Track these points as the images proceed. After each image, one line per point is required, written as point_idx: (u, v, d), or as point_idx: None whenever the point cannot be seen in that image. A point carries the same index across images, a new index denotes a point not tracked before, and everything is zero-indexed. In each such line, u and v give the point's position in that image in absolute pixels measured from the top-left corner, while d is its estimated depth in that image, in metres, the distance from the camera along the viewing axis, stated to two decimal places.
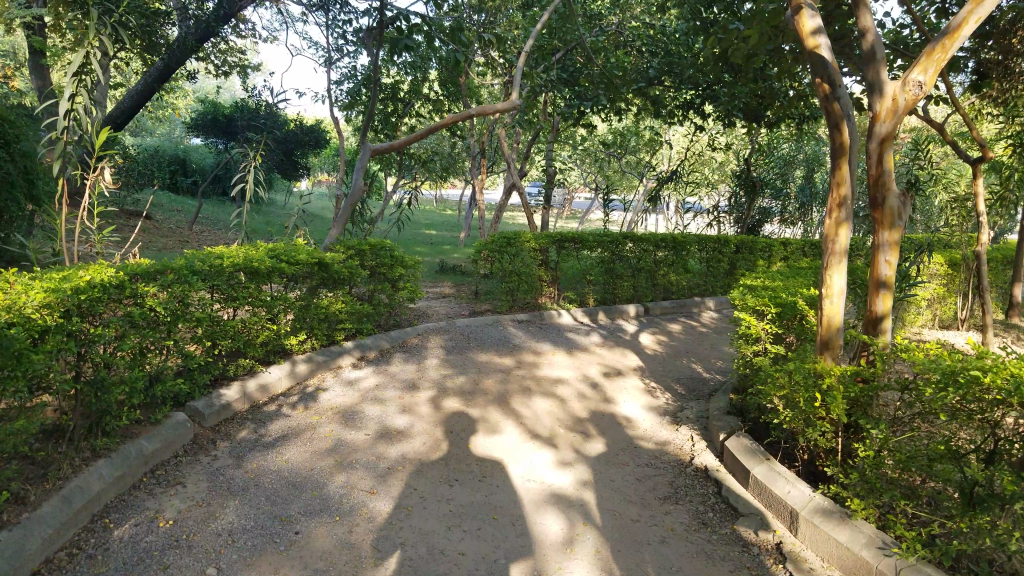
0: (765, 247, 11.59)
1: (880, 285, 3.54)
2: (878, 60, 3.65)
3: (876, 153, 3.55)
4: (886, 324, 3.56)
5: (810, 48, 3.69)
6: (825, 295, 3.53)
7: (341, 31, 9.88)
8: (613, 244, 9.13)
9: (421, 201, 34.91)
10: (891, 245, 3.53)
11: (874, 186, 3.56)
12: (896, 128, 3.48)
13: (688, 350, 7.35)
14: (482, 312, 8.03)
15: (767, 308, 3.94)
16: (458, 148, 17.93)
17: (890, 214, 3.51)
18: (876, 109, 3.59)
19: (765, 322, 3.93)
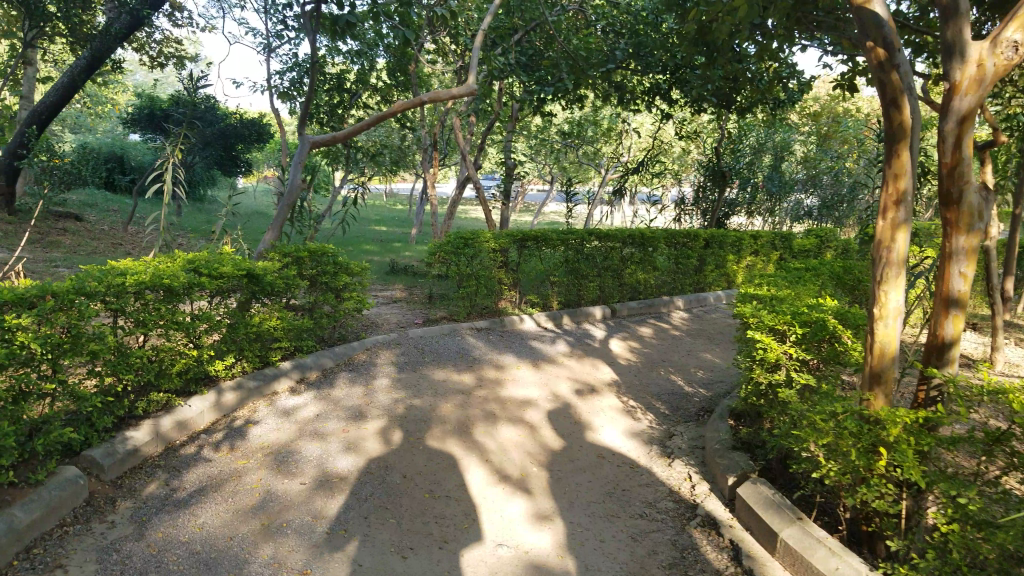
0: (733, 241, 11.13)
1: (951, 304, 3.06)
2: (961, 15, 3.15)
3: (954, 133, 3.07)
4: (954, 353, 3.08)
5: (863, 3, 3.19)
6: (878, 318, 3.00)
7: (281, 16, 9.09)
8: (579, 242, 8.51)
9: (371, 196, 34.06)
10: (967, 253, 3.07)
11: (951, 178, 3.08)
12: (981, 102, 3.02)
13: (662, 359, 6.78)
14: (438, 320, 7.33)
15: (791, 328, 3.41)
16: (409, 140, 17.15)
17: (969, 214, 3.05)
18: (954, 79, 3.12)
19: (789, 344, 3.40)
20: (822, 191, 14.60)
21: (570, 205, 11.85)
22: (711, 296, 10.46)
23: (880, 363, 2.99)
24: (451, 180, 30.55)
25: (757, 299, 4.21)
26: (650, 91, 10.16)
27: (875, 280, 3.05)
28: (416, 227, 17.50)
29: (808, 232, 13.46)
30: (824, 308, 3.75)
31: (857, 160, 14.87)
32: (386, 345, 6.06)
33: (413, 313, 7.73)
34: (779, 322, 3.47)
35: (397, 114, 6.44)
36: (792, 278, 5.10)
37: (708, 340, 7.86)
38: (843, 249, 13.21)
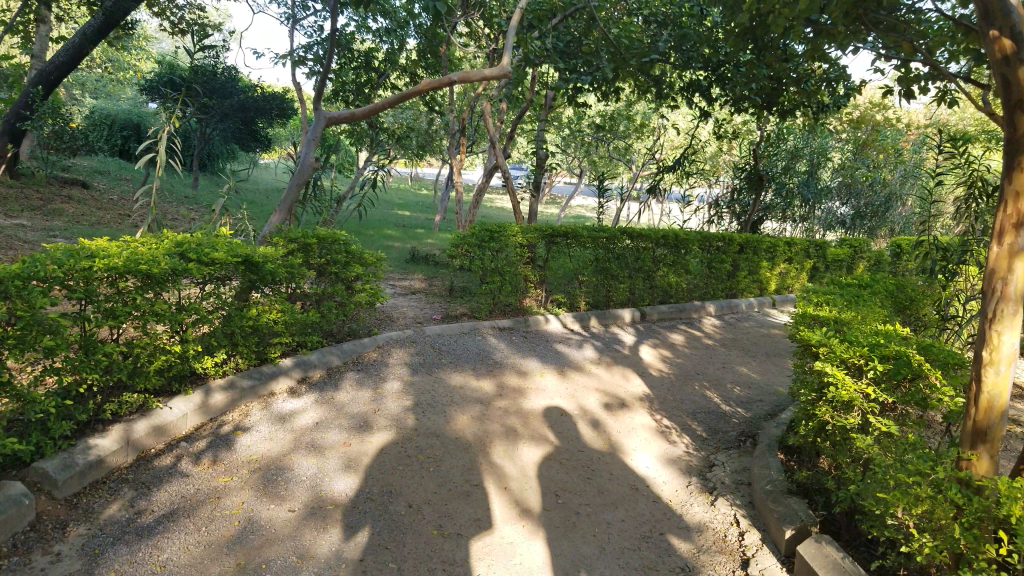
0: (769, 246, 10.53)
1: None
2: None
3: None
4: None
5: None
6: (986, 363, 2.42)
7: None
8: (610, 240, 7.99)
9: (397, 180, 33.74)
10: None
11: None
12: None
13: (696, 371, 6.26)
14: (457, 316, 6.85)
15: (869, 361, 2.83)
16: (436, 125, 16.66)
17: None
18: None
19: (865, 380, 2.82)
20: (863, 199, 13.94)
21: (601, 200, 11.30)
22: (742, 303, 9.91)
23: (987, 419, 2.41)
24: (479, 167, 30.06)
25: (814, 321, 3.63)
26: (692, 84, 9.57)
27: (983, 317, 2.47)
28: (438, 214, 17.04)
29: (846, 240, 12.85)
30: (900, 338, 3.18)
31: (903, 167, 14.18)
32: (401, 344, 5.60)
33: (431, 307, 7.25)
34: (852, 353, 2.90)
35: (421, 93, 5.95)
36: (850, 297, 4.56)
37: (744, 352, 7.33)
38: (880, 260, 12.58)
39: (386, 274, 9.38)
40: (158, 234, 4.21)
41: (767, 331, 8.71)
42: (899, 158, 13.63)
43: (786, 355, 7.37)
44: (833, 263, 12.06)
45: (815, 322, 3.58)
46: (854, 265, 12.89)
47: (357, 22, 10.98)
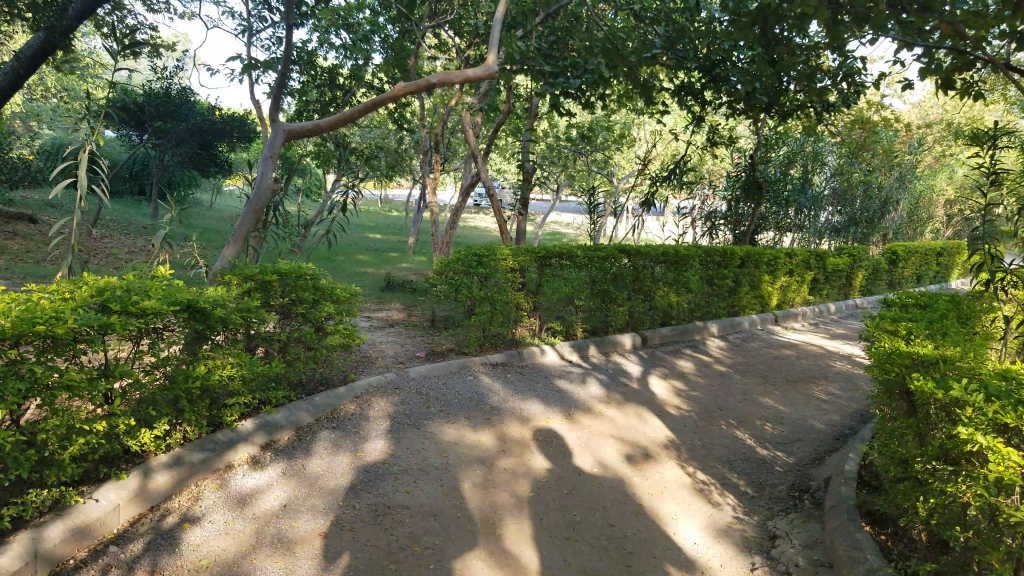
0: (769, 258, 9.92)
1: None
2: None
3: None
4: None
5: None
6: None
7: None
8: (608, 260, 7.30)
9: (366, 203, 33.02)
10: None
11: None
12: None
13: (718, 405, 5.59)
14: (446, 353, 6.11)
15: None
16: (407, 144, 15.98)
17: None
18: None
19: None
20: (853, 206, 13.47)
21: (593, 216, 10.63)
22: (745, 320, 9.33)
23: None
24: (452, 184, 29.48)
25: (920, 366, 3.10)
26: (682, 91, 8.96)
27: None
28: (413, 236, 16.31)
29: (840, 250, 12.35)
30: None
31: (892, 173, 13.80)
32: (382, 394, 4.84)
33: (415, 343, 6.48)
34: (1013, 416, 2.40)
35: (389, 104, 5.21)
36: (931, 324, 4.10)
37: (758, 379, 6.68)
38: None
39: (363, 304, 8.62)
40: (77, 279, 3.46)
41: (777, 351, 8.12)
42: (888, 164, 13.26)
43: (805, 380, 6.74)
44: (832, 273, 11.64)
45: (922, 367, 3.10)
46: (850, 275, 12.38)
47: (319, 36, 10.28)
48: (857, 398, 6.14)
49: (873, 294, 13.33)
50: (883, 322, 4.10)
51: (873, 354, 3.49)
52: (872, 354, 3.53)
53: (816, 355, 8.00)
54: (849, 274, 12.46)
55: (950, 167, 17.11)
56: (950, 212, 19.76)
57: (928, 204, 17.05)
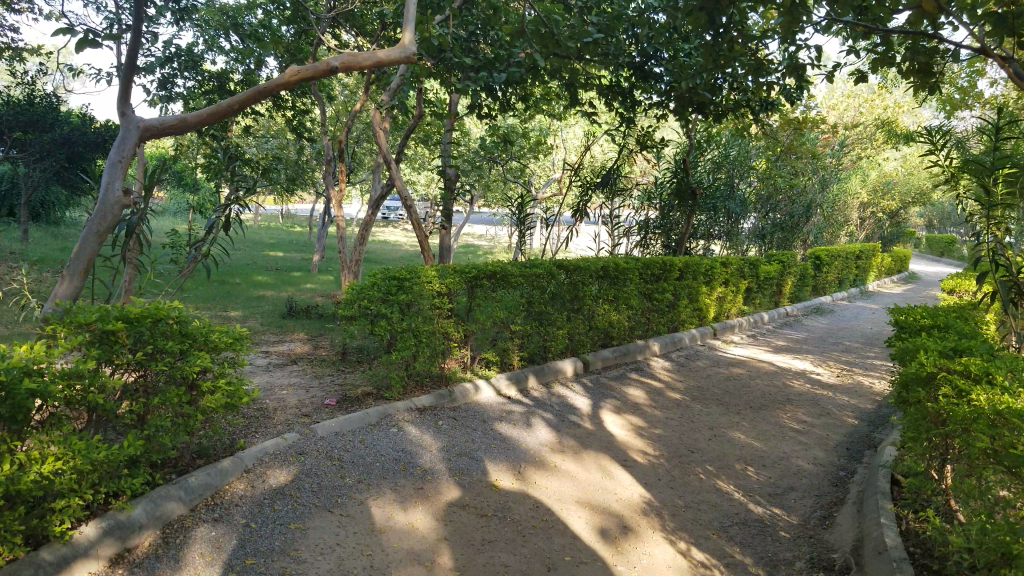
0: (707, 268, 9.28)
1: None
2: None
3: None
4: None
5: None
6: None
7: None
8: (546, 278, 6.43)
9: (265, 221, 31.33)
10: None
11: None
12: None
13: (688, 446, 4.80)
14: (361, 398, 5.07)
15: None
16: (308, 154, 14.75)
17: None
18: None
19: None
20: (777, 211, 13.10)
21: (521, 228, 9.71)
22: (686, 336, 8.65)
23: None
24: (359, 197, 28.17)
25: None
26: (610, 90, 8.25)
27: None
28: (318, 254, 15.06)
29: (769, 256, 11.91)
30: None
31: (816, 176, 13.57)
32: (280, 468, 3.79)
33: (322, 388, 5.41)
34: None
35: (275, 95, 4.19)
36: (988, 353, 3.49)
37: (719, 406, 5.96)
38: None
39: (261, 338, 7.46)
40: None
41: (727, 370, 7.46)
42: (813, 166, 13.01)
43: (770, 405, 6.06)
44: (765, 281, 11.15)
45: None
46: (780, 283, 11.96)
47: (206, 39, 9.10)
48: (833, 427, 5.49)
49: (802, 300, 13.02)
50: (934, 356, 3.44)
51: (968, 410, 2.80)
52: (966, 409, 2.82)
53: (769, 372, 7.37)
54: (780, 281, 12.04)
55: (862, 171, 17.19)
56: (861, 216, 19.92)
57: (843, 208, 17.05)
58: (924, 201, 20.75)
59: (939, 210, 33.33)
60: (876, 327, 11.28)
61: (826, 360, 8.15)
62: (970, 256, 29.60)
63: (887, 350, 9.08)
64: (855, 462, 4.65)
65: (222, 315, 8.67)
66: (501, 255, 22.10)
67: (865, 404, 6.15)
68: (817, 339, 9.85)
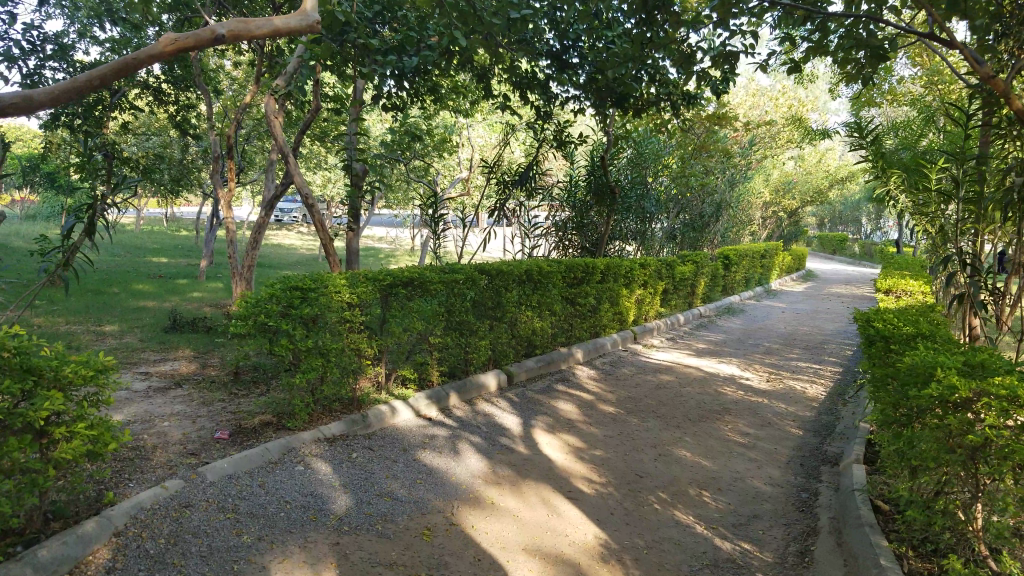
0: (627, 269, 8.93)
1: None
2: None
3: None
4: None
5: None
6: None
7: None
8: (467, 284, 5.85)
9: (149, 225, 29.36)
10: None
11: None
12: None
13: (634, 470, 4.34)
14: (259, 428, 4.35)
15: None
16: (194, 153, 13.62)
17: None
18: None
19: None
20: (688, 211, 13.01)
21: (434, 229, 9.09)
22: (608, 342, 8.26)
23: None
24: (251, 198, 26.75)
25: None
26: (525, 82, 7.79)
27: None
28: (207, 259, 13.94)
29: (683, 256, 11.74)
30: None
31: (725, 175, 13.56)
32: (161, 528, 3.05)
33: (212, 417, 4.64)
34: None
35: (141, 70, 3.38)
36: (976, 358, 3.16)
37: (656, 420, 5.54)
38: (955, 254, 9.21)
39: (142, 357, 6.56)
40: None
41: (656, 377, 7.10)
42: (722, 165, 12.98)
43: (708, 416, 5.68)
44: (681, 282, 10.95)
45: None
46: (694, 283, 11.79)
47: (78, 26, 8.08)
48: (779, 439, 5.15)
49: (713, 300, 12.95)
50: (918, 363, 3.08)
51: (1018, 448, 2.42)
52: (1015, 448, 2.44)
53: (699, 378, 7.04)
54: (693, 282, 11.89)
55: (763, 171, 17.44)
56: (762, 215, 20.27)
57: (746, 208, 17.24)
58: (819, 201, 21.37)
59: (827, 210, 34.76)
60: (789, 326, 11.27)
61: (752, 364, 7.92)
62: (859, 253, 30.89)
63: (807, 351, 8.97)
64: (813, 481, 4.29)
65: (94, 330, 7.64)
66: (403, 258, 21.31)
67: (804, 412, 5.88)
68: (736, 340, 9.68)
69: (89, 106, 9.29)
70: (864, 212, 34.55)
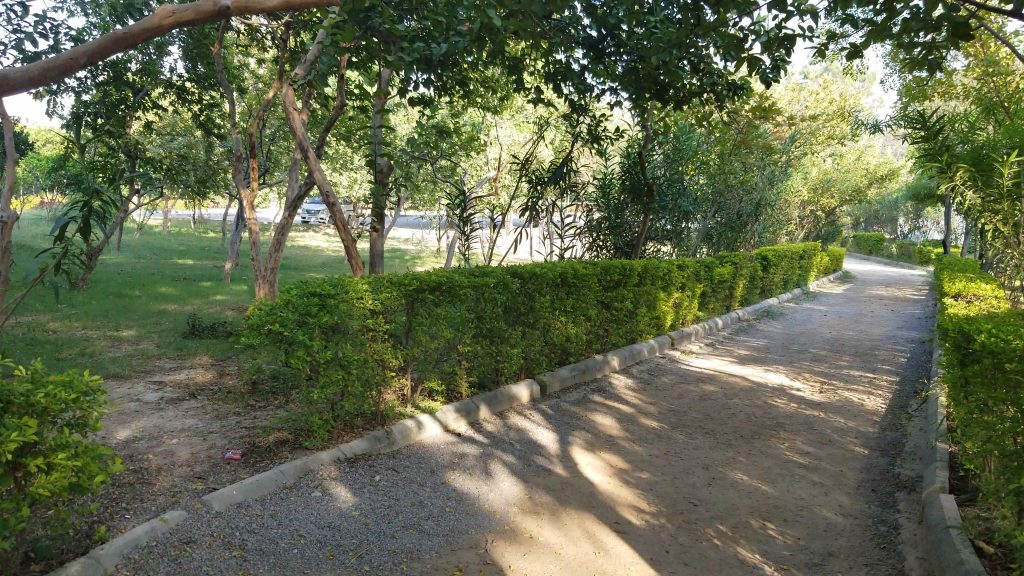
0: (664, 271, 8.48)
1: None
2: None
3: None
4: None
5: None
6: None
7: None
8: (498, 288, 5.43)
9: (176, 228, 29.41)
10: None
11: None
12: None
13: (687, 497, 3.92)
14: (273, 448, 3.98)
15: None
16: (218, 152, 13.38)
17: None
18: None
19: None
20: (725, 211, 12.52)
21: (462, 230, 8.70)
22: (645, 348, 7.83)
23: None
24: (278, 200, 26.61)
25: None
26: (558, 73, 7.40)
27: None
28: (230, 261, 13.72)
29: (721, 257, 11.26)
30: None
31: (763, 174, 13.06)
32: (158, 569, 2.69)
33: (224, 434, 4.30)
34: None
35: (138, 45, 3.03)
36: None
37: (704, 436, 5.10)
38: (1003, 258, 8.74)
39: (158, 364, 6.25)
40: None
41: (699, 388, 6.66)
42: (760, 162, 12.48)
43: (760, 433, 5.24)
44: (719, 284, 10.48)
45: None
46: (732, 286, 11.30)
47: (101, 25, 7.77)
48: (841, 459, 4.70)
49: (751, 303, 12.44)
50: None
51: None
52: None
53: (745, 389, 6.59)
54: (731, 284, 11.40)
55: (801, 169, 16.85)
56: (799, 215, 19.68)
57: (784, 207, 16.70)
58: (857, 200, 20.70)
59: (864, 210, 33.88)
60: (832, 330, 10.75)
61: (800, 372, 7.44)
62: (895, 254, 30.07)
63: (857, 358, 8.45)
64: (889, 511, 3.83)
65: (111, 336, 7.36)
66: (430, 260, 20.99)
67: (865, 427, 5.40)
68: (779, 346, 9.19)
69: (112, 104, 9.23)
70: (902, 211, 33.65)
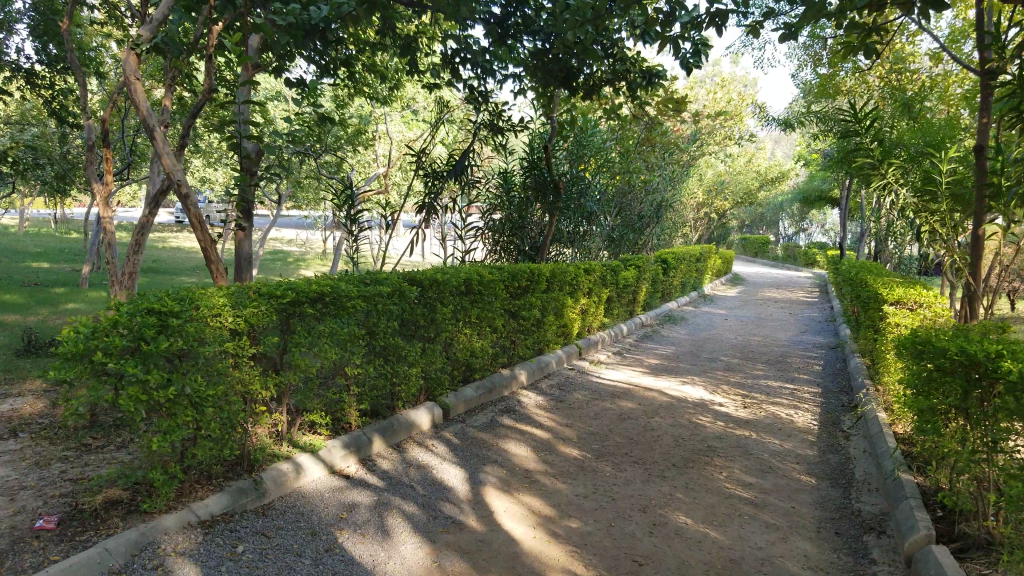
0: (572, 276, 7.86)
1: None
2: None
3: None
4: None
5: None
6: None
7: None
8: (393, 298, 4.62)
9: (34, 225, 26.83)
10: None
11: None
12: None
13: (629, 553, 3.24)
14: (101, 512, 2.98)
15: None
16: (72, 141, 11.85)
17: None
18: None
19: None
20: (629, 212, 12.12)
21: (349, 230, 7.76)
22: (554, 360, 7.19)
23: None
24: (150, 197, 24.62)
25: None
26: (459, 53, 6.61)
27: None
28: (89, 264, 12.23)
29: (625, 261, 10.81)
30: None
31: (664, 175, 12.77)
32: None
33: (39, 491, 3.30)
34: None
35: None
36: None
37: (633, 467, 4.47)
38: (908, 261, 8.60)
39: None
40: None
41: (618, 405, 6.06)
42: (662, 162, 12.15)
43: (693, 460, 4.65)
44: (624, 289, 10.01)
45: None
46: (636, 290, 10.90)
47: None
48: (785, 492, 4.15)
49: (653, 307, 12.11)
50: None
51: None
52: None
53: (666, 407, 6.03)
54: (636, 289, 10.98)
55: (698, 171, 16.80)
56: (695, 217, 19.75)
57: (681, 209, 16.60)
58: (748, 202, 21.04)
59: (749, 212, 34.88)
60: (736, 335, 10.50)
61: (718, 384, 7.00)
62: (780, 256, 30.99)
63: (769, 366, 8.13)
64: (860, 559, 3.29)
65: None
66: (316, 261, 19.75)
67: (801, 449, 4.92)
68: (689, 353, 8.78)
69: None
70: (785, 213, 34.83)
